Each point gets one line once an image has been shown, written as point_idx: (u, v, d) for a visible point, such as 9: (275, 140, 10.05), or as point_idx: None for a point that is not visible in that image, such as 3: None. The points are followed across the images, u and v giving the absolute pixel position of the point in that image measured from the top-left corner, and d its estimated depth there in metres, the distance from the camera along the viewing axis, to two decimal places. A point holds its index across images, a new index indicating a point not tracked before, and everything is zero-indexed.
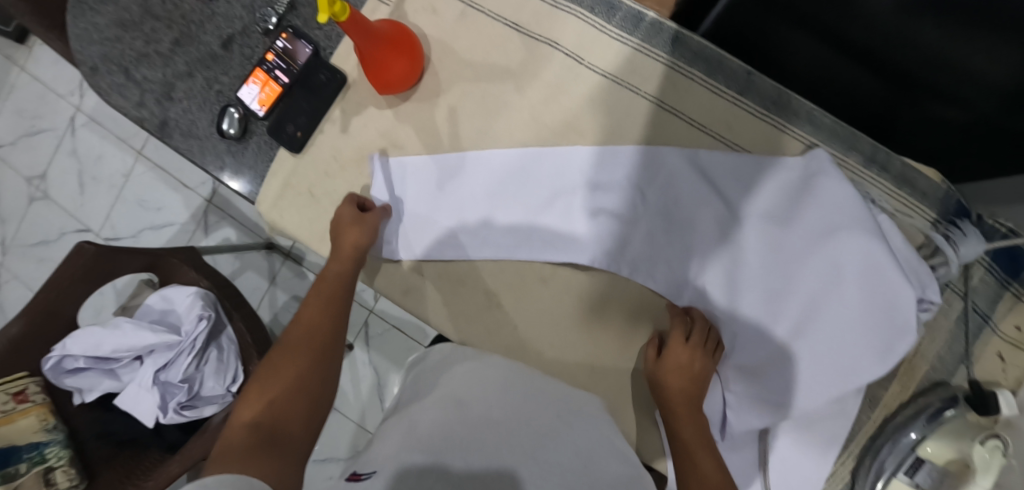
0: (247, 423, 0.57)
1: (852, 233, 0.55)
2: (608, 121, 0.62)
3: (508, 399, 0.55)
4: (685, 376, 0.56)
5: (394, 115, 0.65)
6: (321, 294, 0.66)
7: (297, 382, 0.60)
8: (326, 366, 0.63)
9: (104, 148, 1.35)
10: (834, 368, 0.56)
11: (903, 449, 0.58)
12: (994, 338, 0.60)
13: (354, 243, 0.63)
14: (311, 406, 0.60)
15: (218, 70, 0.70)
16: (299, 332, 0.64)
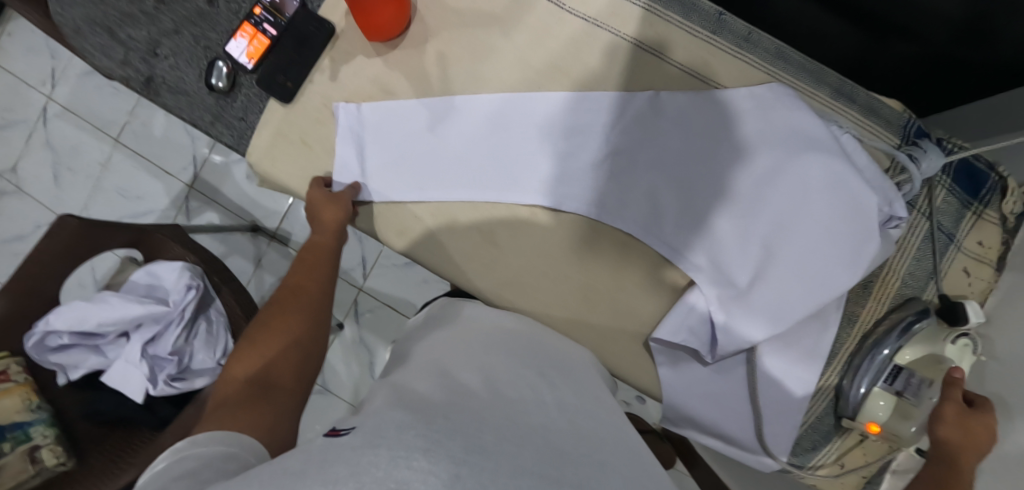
0: (241, 375, 0.60)
1: (819, 152, 0.57)
2: (589, 64, 0.62)
3: (484, 356, 0.54)
4: None
5: (383, 62, 0.66)
6: (307, 260, 0.67)
7: (289, 338, 0.63)
8: (316, 325, 0.65)
9: (79, 138, 1.33)
10: (805, 283, 0.59)
11: (879, 365, 0.62)
12: (960, 254, 0.64)
13: (333, 219, 0.64)
14: (305, 360, 0.63)
15: (205, 26, 0.71)
16: (287, 292, 0.66)
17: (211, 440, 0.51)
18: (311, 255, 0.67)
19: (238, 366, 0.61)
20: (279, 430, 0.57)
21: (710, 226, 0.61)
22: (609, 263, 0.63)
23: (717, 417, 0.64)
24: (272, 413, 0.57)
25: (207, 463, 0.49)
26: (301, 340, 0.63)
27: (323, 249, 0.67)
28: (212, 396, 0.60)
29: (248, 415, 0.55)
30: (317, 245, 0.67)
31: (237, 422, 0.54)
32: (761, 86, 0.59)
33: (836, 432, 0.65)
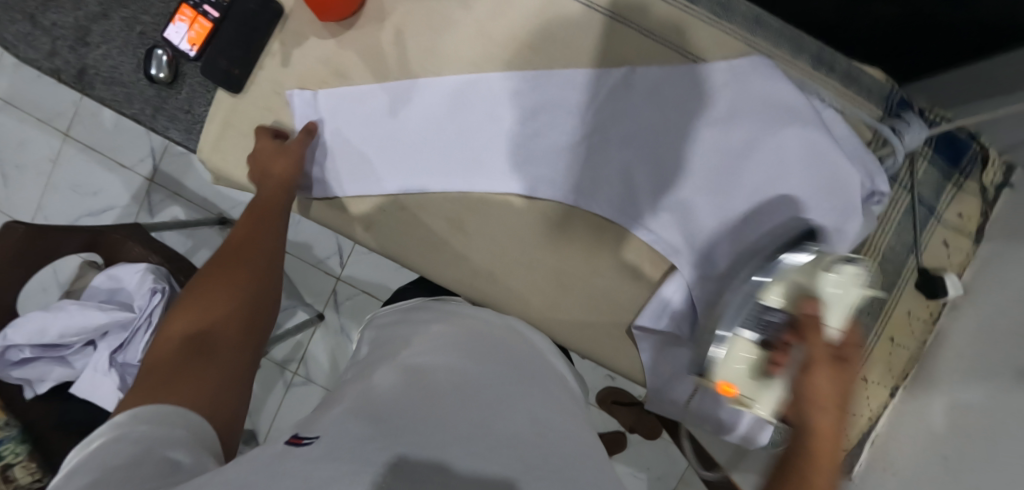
0: (178, 337, 0.52)
1: (799, 127, 0.54)
2: (559, 36, 0.58)
3: (459, 345, 0.53)
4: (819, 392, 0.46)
5: (336, 42, 0.60)
6: (254, 215, 0.61)
7: (236, 302, 0.55)
8: (263, 286, 0.58)
9: (25, 132, 1.25)
10: (782, 263, 0.56)
11: (753, 309, 0.51)
12: (939, 226, 0.62)
13: (282, 173, 0.58)
14: (252, 322, 0.56)
15: (137, 8, 0.65)
16: (231, 251, 0.59)
17: (150, 421, 0.45)
18: (256, 211, 0.60)
19: (176, 323, 0.53)
20: (225, 399, 0.50)
21: (686, 204, 0.57)
22: (583, 251, 0.59)
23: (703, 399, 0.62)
24: (219, 378, 0.50)
25: (149, 449, 0.42)
26: (247, 298, 0.56)
27: (273, 206, 0.60)
28: (145, 356, 0.52)
29: (187, 384, 0.49)
30: (268, 203, 0.60)
31: (173, 394, 0.47)
32: (740, 58, 0.56)
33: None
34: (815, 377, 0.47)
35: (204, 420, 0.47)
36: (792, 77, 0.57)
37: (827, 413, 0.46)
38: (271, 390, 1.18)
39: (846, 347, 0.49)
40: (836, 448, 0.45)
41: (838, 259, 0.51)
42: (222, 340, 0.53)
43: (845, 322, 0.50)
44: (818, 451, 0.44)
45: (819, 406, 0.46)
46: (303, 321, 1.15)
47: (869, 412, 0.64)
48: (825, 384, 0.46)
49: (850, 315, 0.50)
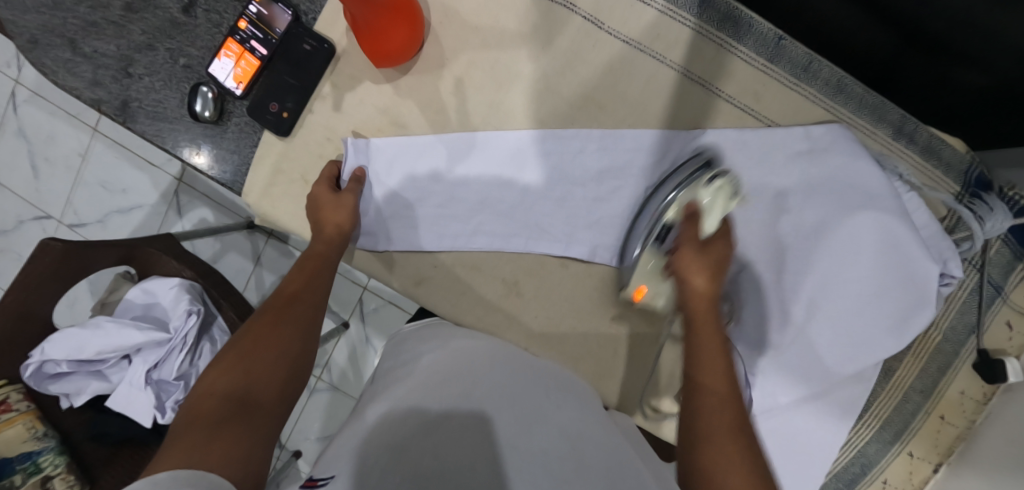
0: (218, 389, 0.50)
1: (876, 210, 0.55)
2: (628, 94, 0.57)
3: (466, 377, 0.51)
4: (704, 285, 0.52)
5: (393, 90, 0.59)
6: (304, 268, 0.59)
7: (280, 356, 0.54)
8: (306, 341, 0.56)
9: (54, 126, 1.24)
10: (844, 345, 0.57)
11: (656, 206, 0.55)
12: (1004, 307, 0.60)
13: (337, 227, 0.57)
14: (289, 380, 0.53)
15: (182, 39, 0.62)
16: (279, 303, 0.57)
17: (171, 481, 0.40)
18: (311, 263, 0.58)
19: (213, 377, 0.51)
20: (257, 460, 0.46)
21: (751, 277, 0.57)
22: (640, 319, 0.59)
23: None
24: (251, 438, 0.47)
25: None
26: (287, 351, 0.54)
27: (323, 260, 0.58)
28: (179, 411, 0.49)
29: (222, 442, 0.45)
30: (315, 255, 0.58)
31: (204, 455, 0.44)
32: (818, 126, 0.56)
33: (860, 483, 0.63)
34: (683, 261, 0.53)
35: (232, 480, 0.43)
36: (872, 149, 0.57)
37: (695, 277, 0.52)
38: None
39: (715, 244, 0.53)
40: (713, 320, 0.52)
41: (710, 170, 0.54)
42: (263, 395, 0.51)
43: (719, 227, 0.54)
44: (699, 335, 0.52)
45: (688, 272, 0.53)
46: (329, 330, 1.15)
47: (907, 486, 0.63)
48: (698, 280, 0.52)
49: (723, 222, 0.54)
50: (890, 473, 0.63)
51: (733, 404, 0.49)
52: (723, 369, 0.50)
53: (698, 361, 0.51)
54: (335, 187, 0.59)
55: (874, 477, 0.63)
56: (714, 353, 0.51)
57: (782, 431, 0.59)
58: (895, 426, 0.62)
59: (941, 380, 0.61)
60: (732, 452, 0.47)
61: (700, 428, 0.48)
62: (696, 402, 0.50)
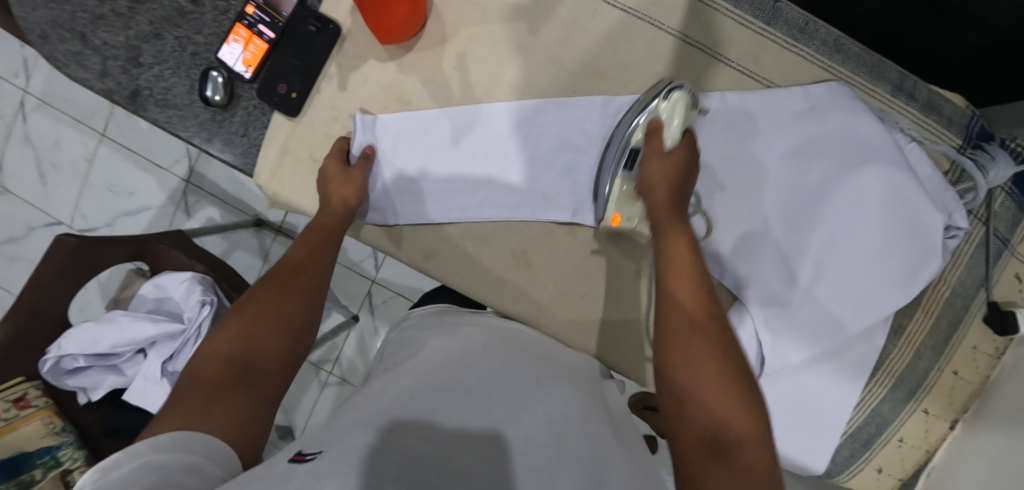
0: (223, 355, 0.52)
1: (878, 163, 0.55)
2: (629, 62, 0.58)
3: (459, 359, 0.50)
4: (668, 195, 0.52)
5: (397, 67, 0.60)
6: (310, 239, 0.59)
7: (286, 327, 0.55)
8: (309, 311, 0.57)
9: (62, 132, 1.26)
10: (852, 300, 0.58)
11: (621, 134, 0.56)
12: (1012, 260, 0.61)
13: (343, 201, 0.58)
14: (293, 349, 0.55)
15: (189, 27, 0.64)
16: (284, 271, 0.57)
17: (168, 447, 0.43)
18: (316, 234, 0.59)
19: (217, 341, 0.53)
20: (252, 434, 0.49)
21: (759, 238, 0.58)
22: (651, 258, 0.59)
23: None
24: (250, 407, 0.49)
25: (163, 471, 0.41)
26: (290, 320, 0.55)
27: (328, 231, 0.59)
28: (185, 372, 0.51)
29: (223, 410, 0.48)
30: (321, 226, 0.59)
31: (205, 421, 0.47)
32: (818, 85, 0.57)
33: (875, 443, 0.64)
34: (648, 170, 0.53)
35: (228, 448, 0.46)
36: (873, 107, 0.57)
37: (659, 188, 0.53)
38: (306, 389, 1.20)
39: (673, 153, 0.53)
40: (680, 231, 0.52)
41: (668, 88, 0.55)
42: (265, 366, 0.53)
43: (682, 136, 0.54)
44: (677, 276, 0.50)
45: (652, 185, 0.53)
46: (339, 324, 1.16)
47: (924, 445, 0.64)
48: (661, 194, 0.53)
49: (685, 132, 0.54)
50: (906, 431, 0.63)
51: (704, 322, 0.49)
52: (699, 309, 0.49)
53: (668, 278, 0.51)
54: (346, 162, 0.60)
55: (889, 436, 0.63)
56: (692, 292, 0.50)
57: (794, 389, 0.62)
58: (909, 383, 0.62)
59: (951, 336, 0.62)
60: (709, 367, 0.47)
61: (676, 348, 0.48)
62: (670, 318, 0.49)
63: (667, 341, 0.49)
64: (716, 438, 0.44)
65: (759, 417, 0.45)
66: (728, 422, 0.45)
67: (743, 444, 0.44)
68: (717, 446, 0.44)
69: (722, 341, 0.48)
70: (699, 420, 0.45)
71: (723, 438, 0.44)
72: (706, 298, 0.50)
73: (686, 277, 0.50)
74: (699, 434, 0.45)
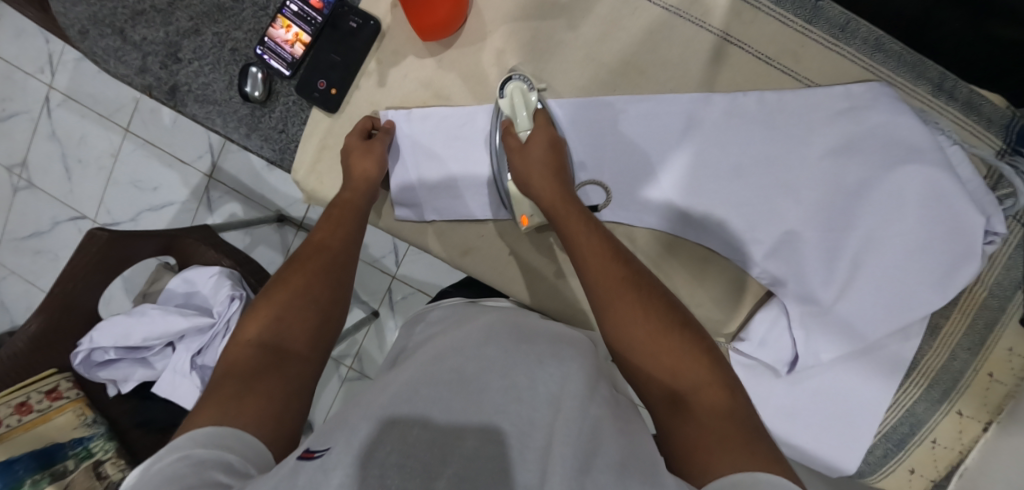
0: (254, 341, 0.52)
1: (920, 162, 0.55)
2: (669, 59, 0.58)
3: (478, 346, 0.50)
4: (544, 182, 0.56)
5: (436, 64, 0.61)
6: (332, 216, 0.60)
7: (315, 309, 0.55)
8: (338, 292, 0.57)
9: (86, 128, 1.27)
10: (889, 301, 0.58)
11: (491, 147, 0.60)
12: None
13: (365, 173, 0.59)
14: (321, 333, 0.55)
15: (228, 23, 0.64)
16: (308, 250, 0.58)
17: (205, 440, 0.44)
18: (338, 211, 0.60)
19: (249, 329, 0.53)
20: (287, 421, 0.49)
21: (796, 237, 0.59)
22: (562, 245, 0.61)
23: (792, 430, 0.64)
24: (283, 395, 0.50)
25: (200, 467, 0.42)
26: (317, 302, 0.55)
27: (350, 207, 0.60)
28: (220, 362, 0.52)
29: (255, 399, 0.48)
30: (344, 203, 0.60)
31: (238, 412, 0.47)
32: (858, 85, 0.57)
33: (908, 443, 0.64)
34: (521, 168, 0.57)
35: (261, 440, 0.46)
36: (913, 107, 0.58)
37: (533, 177, 0.56)
38: (327, 383, 1.21)
39: (535, 140, 0.57)
40: (571, 211, 0.55)
41: (501, 85, 0.59)
42: (296, 351, 0.53)
43: (534, 120, 0.58)
44: (585, 255, 0.53)
45: (527, 176, 0.56)
46: (359, 320, 1.17)
47: (957, 445, 0.63)
48: (545, 184, 0.56)
49: (538, 113, 0.58)
50: (939, 432, 0.63)
51: (616, 283, 0.52)
52: (616, 276, 0.52)
53: (579, 258, 0.54)
54: (367, 138, 0.61)
55: (922, 437, 0.63)
56: (596, 260, 0.53)
57: (825, 385, 0.63)
58: (943, 384, 0.62)
59: (987, 337, 0.61)
60: (637, 320, 0.50)
61: (603, 319, 0.52)
62: (598, 296, 0.52)
63: (603, 321, 0.52)
64: (675, 393, 0.48)
65: (706, 355, 0.49)
66: (678, 376, 0.48)
67: (699, 390, 0.47)
68: (680, 401, 0.47)
69: (643, 295, 0.51)
70: (656, 381, 0.48)
71: (680, 392, 0.47)
72: (617, 265, 0.52)
73: (591, 250, 0.53)
74: (662, 393, 0.48)
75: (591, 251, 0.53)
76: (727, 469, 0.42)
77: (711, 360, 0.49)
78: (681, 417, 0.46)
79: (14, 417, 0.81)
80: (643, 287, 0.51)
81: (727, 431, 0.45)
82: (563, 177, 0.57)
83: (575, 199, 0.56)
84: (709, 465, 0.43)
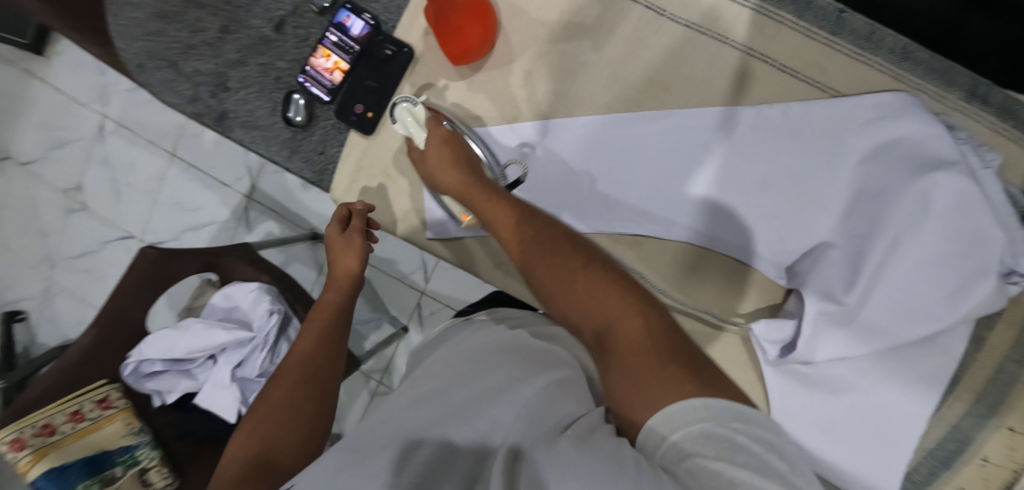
0: (241, 456, 0.56)
1: (948, 172, 0.55)
2: (692, 75, 0.60)
3: (468, 366, 0.53)
4: (452, 177, 0.59)
5: (466, 85, 0.64)
6: (314, 323, 0.65)
7: (297, 417, 0.59)
8: (322, 401, 0.61)
9: (135, 153, 1.34)
10: (909, 313, 0.57)
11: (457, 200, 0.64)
12: None
13: (347, 268, 0.66)
14: (307, 442, 0.58)
15: (272, 55, 0.69)
16: (296, 363, 0.63)
17: None
18: (321, 312, 0.66)
19: (238, 446, 0.58)
20: None
21: (823, 249, 0.59)
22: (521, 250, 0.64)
23: (830, 447, 0.64)
24: None
25: None
26: (301, 411, 0.59)
27: (331, 308, 0.66)
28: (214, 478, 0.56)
29: None
30: (327, 306, 0.66)
31: None
32: (887, 93, 0.57)
33: (956, 462, 0.61)
34: (432, 171, 0.60)
35: None
36: (943, 112, 0.58)
37: (444, 174, 0.59)
38: (357, 397, 1.24)
39: (430, 143, 0.61)
40: (482, 194, 0.58)
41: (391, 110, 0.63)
42: (281, 462, 0.56)
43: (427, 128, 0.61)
44: (500, 221, 0.56)
45: (438, 177, 0.60)
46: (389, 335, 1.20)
47: (1010, 463, 0.59)
48: (450, 178, 0.59)
49: (429, 118, 0.62)
50: (989, 449, 0.60)
51: (531, 252, 0.54)
52: (529, 234, 0.54)
53: (496, 231, 0.57)
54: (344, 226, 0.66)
55: (970, 453, 0.60)
56: (509, 227, 0.55)
57: (862, 400, 0.63)
58: (989, 399, 0.61)
59: None
60: (561, 286, 0.52)
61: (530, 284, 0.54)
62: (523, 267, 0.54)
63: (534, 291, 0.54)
64: (602, 336, 0.49)
65: (628, 294, 0.50)
66: (605, 318, 0.49)
67: (622, 328, 0.48)
68: (606, 342, 0.48)
69: (557, 250, 0.53)
70: (585, 326, 0.50)
71: (606, 333, 0.49)
72: (528, 224, 0.55)
73: (504, 226, 0.56)
74: (592, 337, 0.50)
75: (499, 218, 0.56)
76: (662, 406, 0.43)
77: (631, 293, 0.50)
78: (608, 358, 0.47)
79: (68, 425, 0.85)
80: (558, 238, 0.54)
81: (656, 366, 0.45)
82: (466, 164, 0.60)
83: (486, 181, 0.59)
84: (638, 406, 0.45)
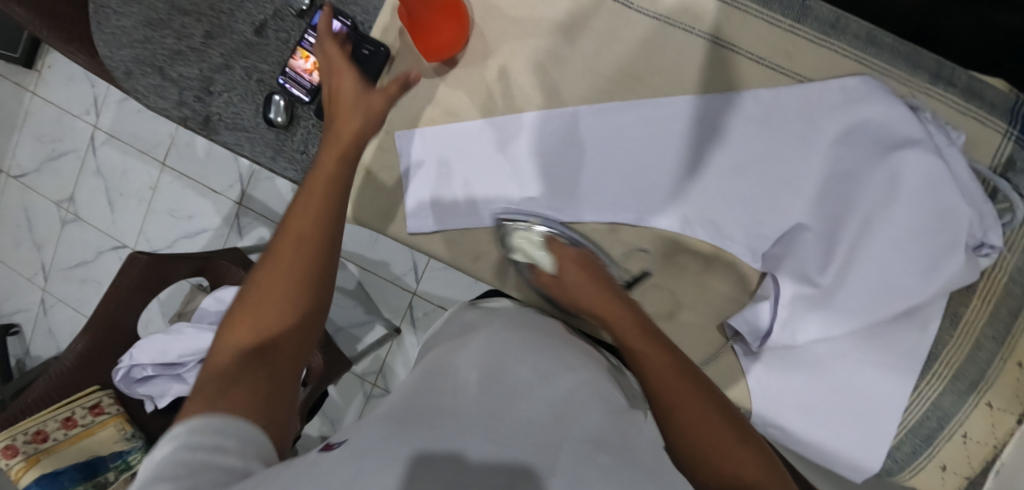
0: (230, 352, 0.49)
1: (916, 150, 0.56)
2: (663, 66, 0.61)
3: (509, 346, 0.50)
4: (592, 289, 0.59)
5: (443, 82, 0.65)
6: (311, 192, 0.54)
7: (303, 284, 0.52)
8: (324, 274, 0.53)
9: (128, 163, 1.35)
10: (884, 289, 0.59)
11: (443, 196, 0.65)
12: None
13: (352, 130, 0.56)
14: (312, 322, 0.52)
15: (256, 58, 0.70)
16: (285, 235, 0.52)
17: (197, 437, 0.44)
18: (319, 185, 0.54)
19: (227, 339, 0.50)
20: (278, 408, 0.48)
21: (796, 232, 0.61)
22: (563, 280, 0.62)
23: (810, 427, 0.65)
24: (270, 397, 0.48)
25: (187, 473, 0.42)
26: (306, 286, 0.52)
27: (333, 179, 0.55)
28: (202, 367, 0.50)
29: (240, 389, 0.47)
30: (328, 175, 0.55)
31: (227, 401, 0.46)
32: (852, 78, 0.58)
33: (937, 440, 0.63)
34: (574, 293, 0.60)
35: (257, 424, 0.46)
36: (909, 97, 0.59)
37: (586, 289, 0.59)
38: (352, 400, 1.24)
39: (566, 268, 0.61)
40: (621, 310, 0.56)
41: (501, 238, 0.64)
42: (286, 350, 0.50)
43: (551, 252, 0.62)
44: (628, 339, 0.54)
45: (576, 285, 0.60)
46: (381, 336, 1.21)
47: (991, 440, 0.62)
48: (597, 296, 0.58)
49: (550, 242, 0.62)
50: (970, 426, 0.62)
51: (670, 366, 0.51)
52: (663, 353, 0.52)
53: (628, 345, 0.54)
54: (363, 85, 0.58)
55: (952, 430, 0.62)
56: (639, 338, 0.54)
57: (848, 380, 0.63)
58: (970, 375, 0.62)
59: (1014, 325, 0.61)
60: (687, 405, 0.49)
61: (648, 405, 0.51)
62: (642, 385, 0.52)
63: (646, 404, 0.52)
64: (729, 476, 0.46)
65: (735, 433, 0.48)
66: (721, 448, 0.47)
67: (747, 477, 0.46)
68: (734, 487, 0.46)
69: (679, 368, 0.52)
70: (703, 473, 0.47)
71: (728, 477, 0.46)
72: (651, 341, 0.53)
73: (627, 324, 0.55)
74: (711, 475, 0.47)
75: (627, 329, 0.55)
76: None
77: (737, 431, 0.49)
78: None
79: (61, 431, 0.86)
80: (681, 361, 0.52)
81: None
82: (607, 283, 0.59)
83: (630, 301, 0.58)
84: None
